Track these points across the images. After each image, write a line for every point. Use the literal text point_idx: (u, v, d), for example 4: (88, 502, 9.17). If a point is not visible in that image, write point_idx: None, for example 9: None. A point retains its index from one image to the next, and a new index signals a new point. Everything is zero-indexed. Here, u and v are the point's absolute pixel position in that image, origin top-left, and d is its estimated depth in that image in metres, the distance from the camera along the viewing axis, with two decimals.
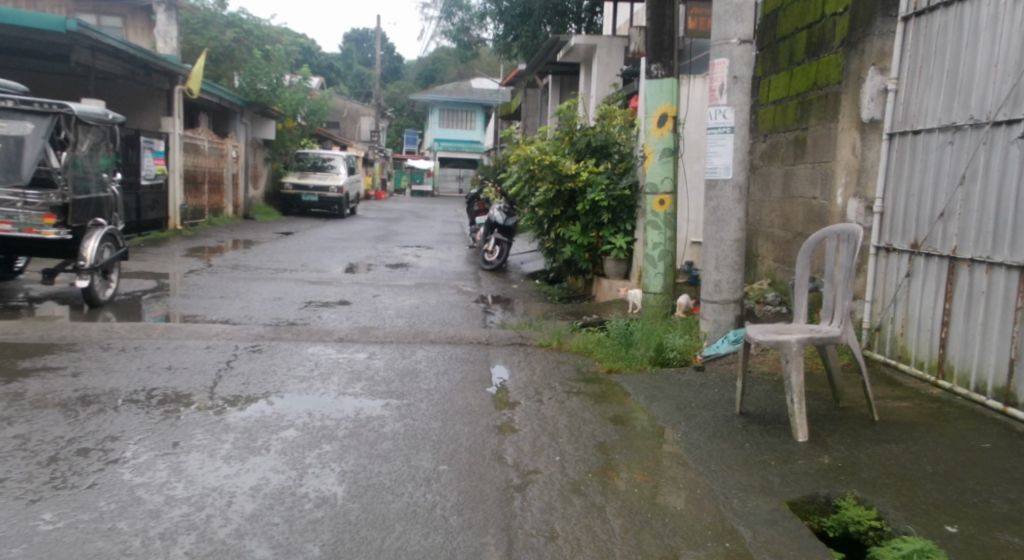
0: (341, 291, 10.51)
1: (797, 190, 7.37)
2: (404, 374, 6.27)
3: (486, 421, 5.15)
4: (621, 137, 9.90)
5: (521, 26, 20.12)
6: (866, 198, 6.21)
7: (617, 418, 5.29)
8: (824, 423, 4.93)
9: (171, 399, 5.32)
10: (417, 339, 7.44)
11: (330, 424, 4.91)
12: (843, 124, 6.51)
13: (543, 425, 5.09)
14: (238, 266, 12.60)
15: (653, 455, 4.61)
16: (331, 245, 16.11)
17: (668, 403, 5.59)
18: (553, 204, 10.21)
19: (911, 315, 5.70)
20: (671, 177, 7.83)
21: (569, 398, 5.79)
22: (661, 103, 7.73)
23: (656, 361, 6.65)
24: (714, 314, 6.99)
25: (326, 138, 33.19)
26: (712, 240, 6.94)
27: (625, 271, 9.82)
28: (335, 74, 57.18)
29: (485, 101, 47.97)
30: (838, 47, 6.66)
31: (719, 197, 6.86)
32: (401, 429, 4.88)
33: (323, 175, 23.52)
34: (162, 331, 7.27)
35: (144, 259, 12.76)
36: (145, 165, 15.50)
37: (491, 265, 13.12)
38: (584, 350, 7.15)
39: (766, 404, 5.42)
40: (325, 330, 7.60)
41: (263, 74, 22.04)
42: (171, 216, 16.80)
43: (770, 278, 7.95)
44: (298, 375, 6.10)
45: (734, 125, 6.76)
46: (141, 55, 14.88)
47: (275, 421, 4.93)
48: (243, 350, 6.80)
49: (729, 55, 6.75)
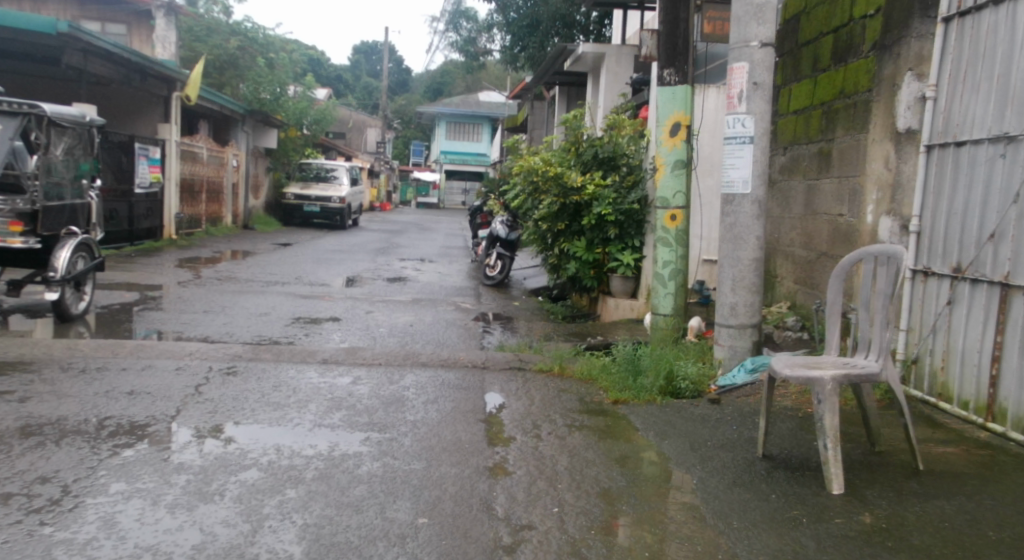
0: (333, 307, 9.92)
1: (820, 207, 6.85)
2: (389, 402, 5.69)
3: (476, 462, 4.56)
4: (630, 148, 9.35)
5: (529, 37, 19.67)
6: (902, 216, 5.72)
7: (623, 459, 4.74)
8: (859, 471, 4.38)
9: (123, 431, 4.73)
10: (408, 361, 6.86)
11: (299, 464, 4.32)
12: (875, 135, 6.04)
13: (541, 468, 4.51)
14: (228, 278, 12.03)
15: (665, 508, 4.05)
16: (328, 257, 15.57)
17: (681, 441, 5.04)
18: (557, 218, 9.65)
19: (954, 348, 5.18)
20: (683, 190, 7.23)
21: (571, 433, 5.20)
22: (674, 111, 7.19)
23: (666, 391, 6.09)
24: (730, 340, 6.41)
25: (330, 147, 32.89)
26: (727, 259, 6.36)
27: (632, 290, 9.27)
28: (343, 86, 56.84)
29: (492, 114, 47.57)
30: (868, 52, 6.20)
31: (736, 212, 6.29)
32: (379, 470, 4.30)
33: (325, 186, 22.96)
34: (131, 349, 6.70)
35: (130, 269, 12.20)
36: (139, 172, 14.99)
37: (492, 280, 12.54)
38: (588, 377, 6.57)
39: (792, 446, 4.85)
40: (309, 350, 7.02)
41: (267, 82, 21.64)
42: (165, 225, 16.25)
43: (790, 300, 7.40)
44: (271, 402, 5.52)
45: (754, 135, 6.20)
46: (136, 59, 14.33)
47: (235, 459, 4.35)
48: (217, 372, 6.23)
49: (749, 59, 6.20)
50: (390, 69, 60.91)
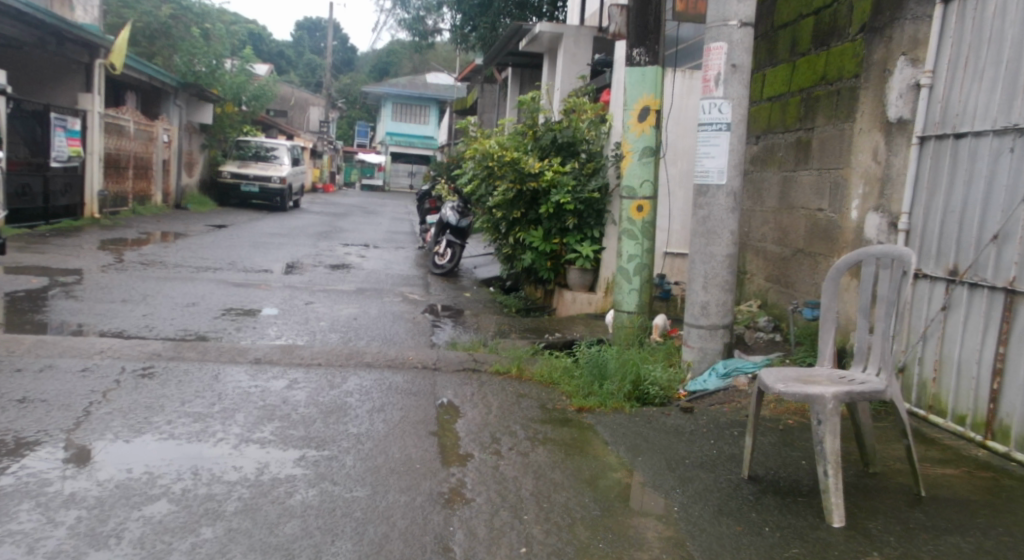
0: (269, 297, 9.23)
1: (797, 200, 6.41)
2: (329, 412, 5.10)
3: (428, 487, 4.07)
4: (590, 133, 8.74)
5: (479, 17, 18.98)
6: (890, 213, 5.26)
7: (592, 481, 4.23)
8: (856, 497, 3.92)
9: (5, 451, 4.25)
10: (350, 362, 6.25)
11: (218, 493, 3.92)
12: (862, 124, 5.58)
13: (502, 494, 4.02)
14: (154, 262, 11.27)
15: (646, 544, 3.58)
16: (265, 240, 14.77)
17: (656, 459, 4.53)
18: (513, 206, 9.08)
19: (949, 357, 4.76)
20: (651, 179, 6.70)
21: (534, 449, 4.66)
22: (643, 94, 6.60)
23: (633, 397, 5.58)
24: (700, 341, 5.91)
25: (272, 126, 31.95)
26: (699, 255, 5.86)
27: (590, 283, 8.76)
28: (285, 62, 55.53)
29: (440, 96, 46.81)
30: (855, 34, 5.74)
31: (710, 205, 5.78)
32: (313, 500, 3.89)
33: (265, 165, 22.05)
34: (30, 346, 6.01)
35: (45, 252, 11.33)
36: (57, 145, 14.05)
37: (441, 268, 11.98)
38: (548, 380, 6.05)
39: (778, 465, 4.36)
40: (237, 348, 6.37)
41: (201, 54, 20.62)
42: (88, 203, 15.32)
43: (761, 299, 6.97)
44: (189, 413, 4.92)
45: (731, 122, 5.69)
46: (51, 20, 13.36)
47: (141, 488, 3.94)
48: (130, 375, 5.58)
49: (728, 39, 5.68)
50: (335, 48, 59.63)
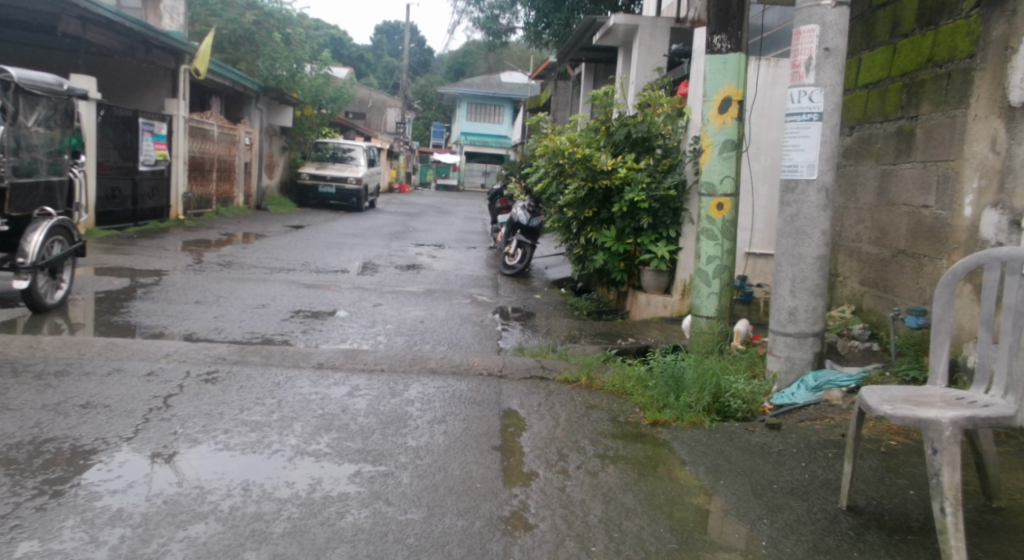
0: (339, 298, 9.01)
1: (897, 196, 5.87)
2: (389, 422, 4.79)
3: (489, 510, 3.72)
4: (666, 127, 8.26)
5: (553, 13, 18.52)
6: (1012, 209, 4.73)
7: (669, 507, 3.83)
8: (977, 537, 3.44)
9: (59, 461, 4.04)
10: (415, 368, 5.94)
11: (267, 512, 3.64)
12: (978, 111, 5.03)
13: (569, 521, 3.64)
14: (231, 263, 11.19)
15: None
16: (340, 241, 14.65)
17: (739, 483, 4.09)
18: (585, 204, 8.67)
19: None
20: (732, 175, 6.22)
21: (604, 469, 4.26)
22: (723, 85, 6.14)
23: (712, 411, 5.14)
24: (788, 350, 5.42)
25: (349, 128, 32.14)
26: (787, 257, 5.38)
27: (666, 285, 8.31)
28: (364, 65, 56.06)
29: (514, 96, 46.59)
30: (969, 11, 5.18)
31: (799, 202, 5.29)
32: (366, 522, 3.57)
33: (341, 166, 22.07)
34: (99, 349, 5.85)
35: (126, 253, 11.35)
36: (144, 149, 14.14)
37: (512, 269, 11.64)
38: (622, 391, 5.64)
39: (879, 494, 3.89)
40: (304, 352, 6.11)
41: (283, 59, 20.45)
42: (174, 205, 15.43)
43: (855, 303, 6.44)
44: (247, 421, 4.66)
45: (823, 111, 5.20)
46: (139, 28, 13.43)
47: (189, 504, 3.68)
48: (194, 380, 5.37)
49: (821, 21, 5.20)
50: (412, 50, 59.96)
